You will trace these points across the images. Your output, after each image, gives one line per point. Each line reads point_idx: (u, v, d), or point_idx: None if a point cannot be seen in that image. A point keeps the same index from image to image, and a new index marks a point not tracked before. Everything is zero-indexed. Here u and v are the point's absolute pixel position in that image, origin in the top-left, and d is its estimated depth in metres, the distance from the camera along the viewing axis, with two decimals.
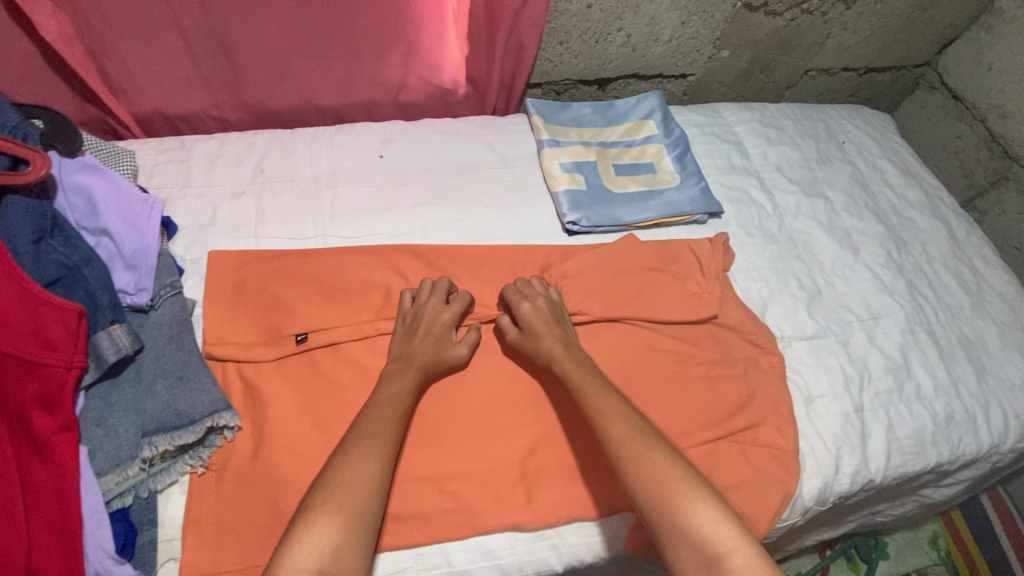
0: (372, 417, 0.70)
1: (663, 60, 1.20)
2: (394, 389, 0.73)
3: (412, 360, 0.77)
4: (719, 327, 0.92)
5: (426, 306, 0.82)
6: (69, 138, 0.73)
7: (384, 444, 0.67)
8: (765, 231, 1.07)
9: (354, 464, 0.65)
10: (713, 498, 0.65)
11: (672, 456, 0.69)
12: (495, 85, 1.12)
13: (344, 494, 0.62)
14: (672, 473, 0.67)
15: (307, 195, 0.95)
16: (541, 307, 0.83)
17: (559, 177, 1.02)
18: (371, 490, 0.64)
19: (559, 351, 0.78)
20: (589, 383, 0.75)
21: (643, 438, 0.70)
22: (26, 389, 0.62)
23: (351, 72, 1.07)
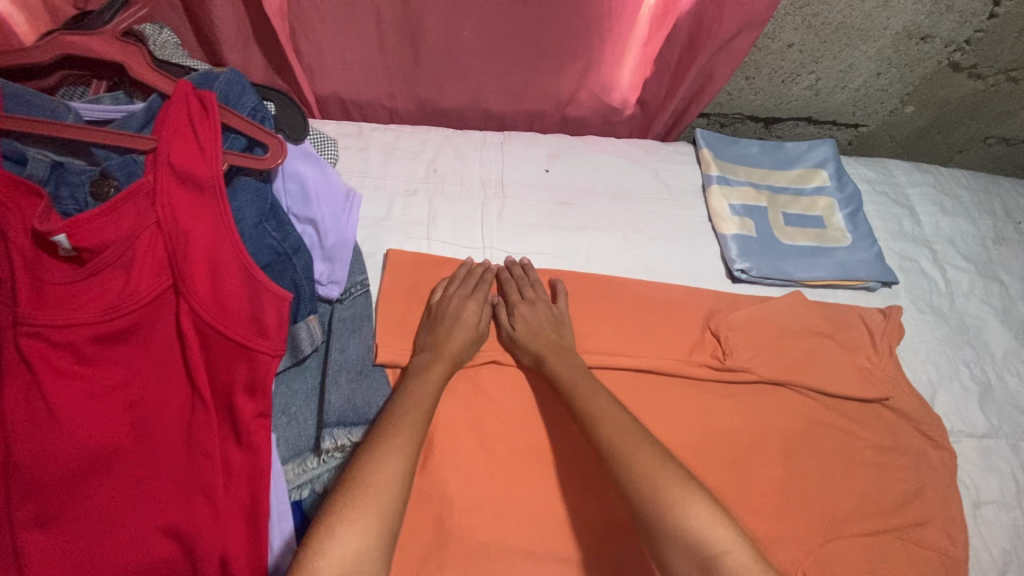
0: (399, 412, 0.64)
1: (842, 107, 1.13)
2: (422, 385, 0.68)
3: (446, 353, 0.73)
4: (888, 409, 0.86)
5: (450, 302, 0.78)
6: (297, 125, 0.75)
7: (410, 438, 0.61)
8: (935, 308, 1.00)
9: (384, 456, 0.59)
10: (676, 479, 0.61)
11: (629, 445, 0.64)
12: (668, 111, 1.08)
13: (367, 495, 0.55)
14: (637, 466, 0.62)
15: (476, 201, 0.94)
16: (540, 309, 0.80)
17: (728, 220, 0.98)
18: (396, 487, 0.57)
19: (546, 350, 0.76)
20: (576, 388, 0.71)
21: (608, 435, 0.66)
22: (237, 371, 0.62)
23: (527, 80, 1.05)
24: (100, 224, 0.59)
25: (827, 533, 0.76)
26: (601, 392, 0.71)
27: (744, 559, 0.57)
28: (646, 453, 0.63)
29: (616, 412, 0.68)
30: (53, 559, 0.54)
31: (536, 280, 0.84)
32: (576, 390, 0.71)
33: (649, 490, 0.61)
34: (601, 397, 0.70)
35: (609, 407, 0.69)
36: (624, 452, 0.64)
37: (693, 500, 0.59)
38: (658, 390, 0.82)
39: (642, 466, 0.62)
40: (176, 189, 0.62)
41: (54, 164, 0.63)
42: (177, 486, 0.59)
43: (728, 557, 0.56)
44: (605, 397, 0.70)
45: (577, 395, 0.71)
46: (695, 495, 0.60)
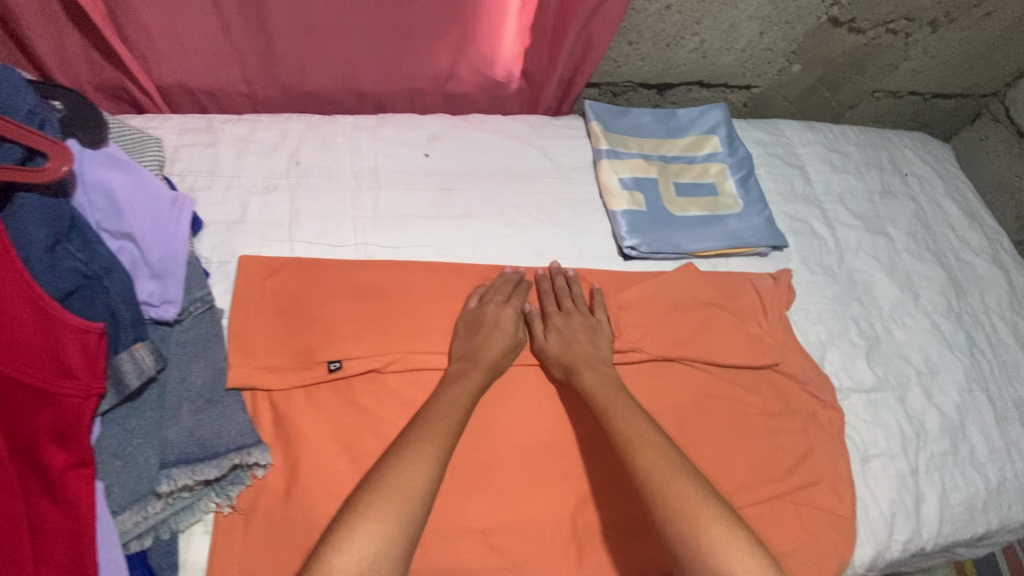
0: (428, 413, 0.65)
1: (731, 69, 1.11)
2: (453, 394, 0.68)
3: (486, 364, 0.73)
4: (780, 375, 0.87)
5: (485, 308, 0.78)
6: (92, 127, 0.67)
7: (439, 438, 0.62)
8: (826, 267, 1.01)
9: (408, 463, 0.59)
10: (720, 521, 0.60)
11: (667, 474, 0.63)
12: (554, 83, 1.02)
13: (392, 489, 0.57)
14: (674, 504, 0.61)
15: (345, 194, 0.86)
16: (575, 321, 0.80)
17: (618, 195, 0.95)
18: (421, 489, 0.58)
19: (579, 364, 0.76)
20: (607, 408, 0.70)
21: (641, 459, 0.65)
22: (39, 420, 0.55)
23: (398, 56, 0.96)
24: None
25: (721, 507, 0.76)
26: (636, 413, 0.69)
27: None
28: (689, 488, 0.62)
29: (653, 433, 0.67)
30: None
31: (577, 292, 0.84)
32: (607, 408, 0.71)
33: (687, 527, 0.60)
34: (637, 417, 0.69)
35: (641, 424, 0.68)
36: (662, 483, 0.63)
37: (733, 543, 0.58)
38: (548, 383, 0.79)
39: (677, 493, 0.62)
40: None
41: None
42: None
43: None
44: (644, 422, 0.69)
45: (610, 413, 0.70)
46: (732, 538, 0.59)
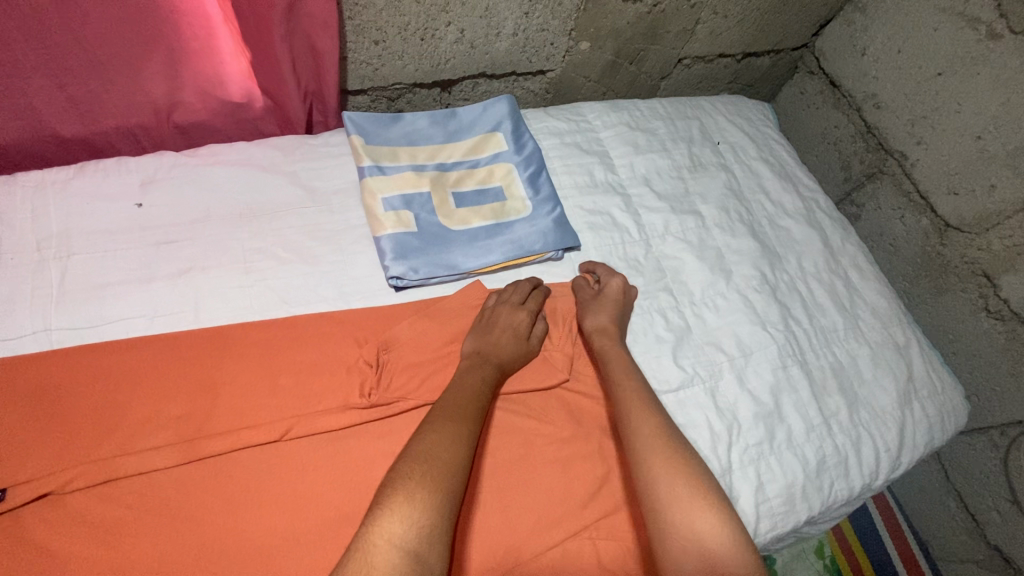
0: (447, 404, 0.66)
1: (511, 56, 1.02)
2: (471, 381, 0.70)
3: (468, 352, 0.75)
4: (572, 394, 0.80)
5: (499, 309, 0.79)
6: None
7: (464, 423, 0.64)
8: (630, 260, 0.94)
9: (441, 437, 0.61)
10: (702, 495, 0.63)
11: (667, 444, 0.67)
12: (299, 98, 0.89)
13: (432, 465, 0.58)
14: (664, 469, 0.65)
15: (26, 272, 0.71)
16: (614, 295, 0.84)
17: (382, 218, 0.84)
18: (459, 462, 0.60)
19: (610, 336, 0.80)
20: (620, 377, 0.75)
21: (641, 433, 0.68)
22: None
23: (95, 92, 0.81)
24: None
25: (505, 559, 0.67)
26: (644, 385, 0.75)
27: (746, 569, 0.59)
28: (686, 460, 0.66)
29: (657, 406, 0.72)
30: None
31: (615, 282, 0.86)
32: (620, 379, 0.75)
33: (677, 494, 0.63)
34: (644, 390, 0.74)
35: (643, 398, 0.72)
36: (659, 454, 0.66)
37: (715, 518, 0.61)
38: (289, 460, 0.66)
39: (667, 468, 0.64)
40: None
41: None
42: None
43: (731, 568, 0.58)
44: (647, 394, 0.74)
45: (619, 381, 0.75)
46: (716, 511, 0.62)
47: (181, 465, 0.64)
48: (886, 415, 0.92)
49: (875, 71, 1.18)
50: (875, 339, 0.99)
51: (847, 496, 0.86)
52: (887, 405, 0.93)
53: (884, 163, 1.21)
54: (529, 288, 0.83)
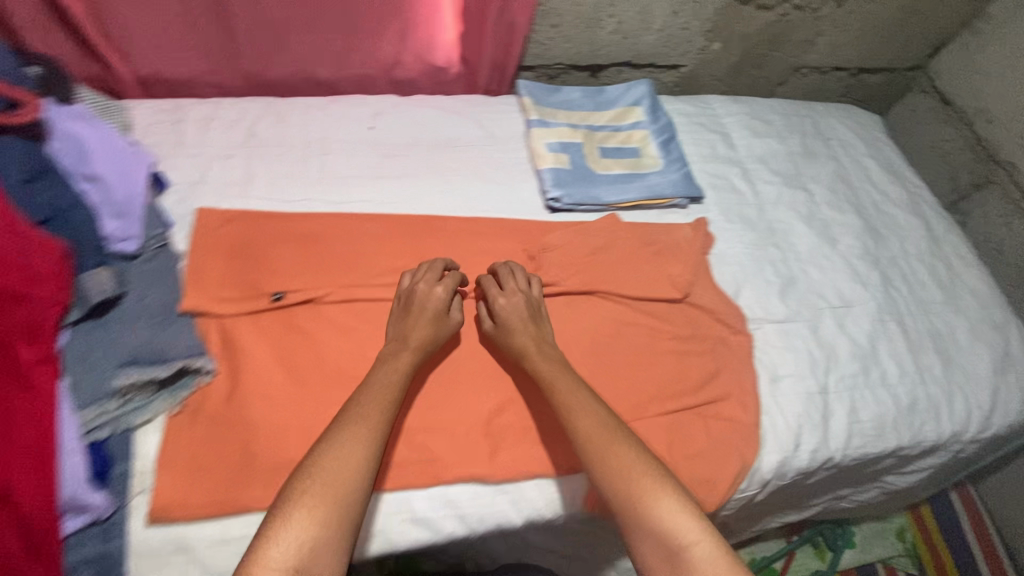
0: (359, 403, 0.69)
1: (655, 49, 1.23)
2: (386, 375, 0.73)
3: (405, 340, 0.78)
4: (691, 306, 0.94)
5: (416, 285, 0.83)
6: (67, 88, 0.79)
7: (375, 420, 0.68)
8: (744, 218, 1.09)
9: (340, 445, 0.65)
10: (647, 480, 0.67)
11: (609, 441, 0.71)
12: (487, 65, 1.15)
13: (320, 482, 0.62)
14: (611, 464, 0.69)
15: (296, 160, 0.98)
16: (517, 301, 0.84)
17: (545, 156, 1.05)
18: (353, 476, 0.63)
19: (529, 346, 0.80)
20: (553, 384, 0.77)
21: (586, 438, 0.72)
22: (14, 315, 0.64)
23: (347, 46, 1.09)
24: None
25: (631, 413, 0.83)
26: (584, 389, 0.76)
27: (708, 548, 0.63)
28: (627, 451, 0.70)
29: (596, 409, 0.74)
30: None
31: (523, 277, 0.87)
32: (555, 388, 0.76)
33: (628, 498, 0.67)
34: (581, 396, 0.75)
35: (597, 411, 0.74)
36: (614, 462, 0.69)
37: (666, 500, 0.66)
38: (470, 315, 0.88)
39: (622, 465, 0.69)
40: None
41: None
42: None
43: (694, 548, 0.63)
44: (585, 391, 0.76)
45: (558, 390, 0.76)
46: (665, 493, 0.66)
47: (396, 301, 0.86)
48: (981, 379, 0.99)
49: (988, 88, 1.28)
50: (975, 315, 1.07)
51: (936, 441, 0.94)
52: (983, 371, 1.00)
53: (992, 173, 1.30)
54: (442, 266, 0.86)
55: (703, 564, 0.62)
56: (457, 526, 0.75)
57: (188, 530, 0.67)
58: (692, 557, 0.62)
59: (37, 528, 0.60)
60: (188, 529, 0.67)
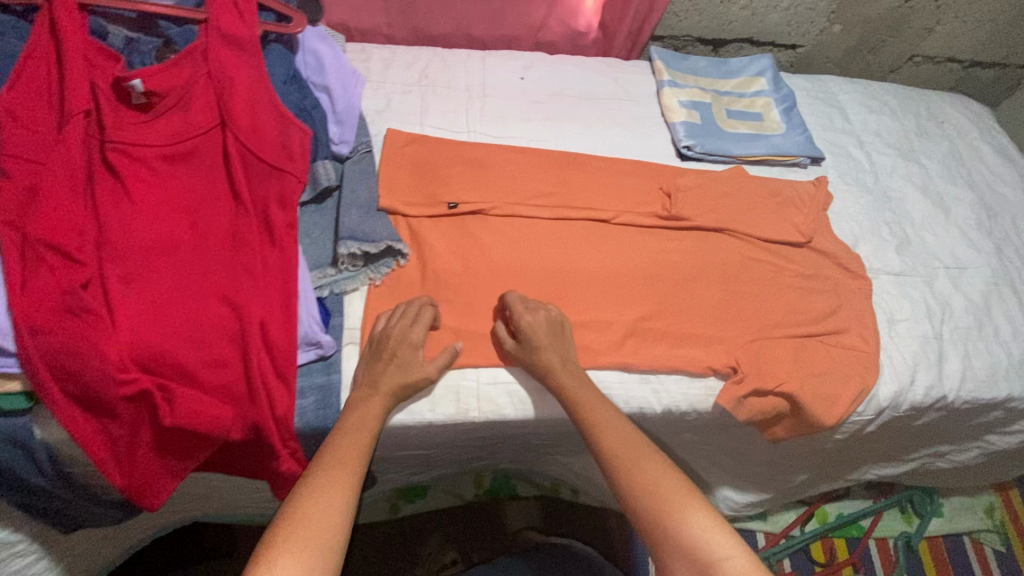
0: (329, 451, 0.65)
1: (778, 28, 1.32)
2: (362, 420, 0.70)
3: (373, 383, 0.73)
4: (814, 251, 1.02)
5: (390, 326, 0.78)
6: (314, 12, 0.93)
7: (354, 465, 0.64)
8: (861, 182, 1.16)
9: (321, 491, 0.60)
10: (678, 492, 0.61)
11: (631, 455, 0.65)
12: (625, 32, 1.26)
13: (306, 528, 0.56)
14: (635, 481, 0.63)
15: (462, 99, 1.12)
16: (542, 320, 0.80)
17: (677, 111, 1.15)
18: (336, 522, 0.58)
19: (557, 363, 0.76)
20: (578, 397, 0.73)
21: (604, 443, 0.67)
22: (272, 186, 0.79)
23: (503, 7, 1.21)
24: (166, 74, 0.78)
25: (760, 329, 0.92)
26: (604, 402, 0.72)
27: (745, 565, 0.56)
28: (652, 462, 0.64)
29: (616, 424, 0.69)
30: (138, 304, 0.70)
31: (528, 304, 0.82)
32: (581, 402, 0.72)
33: (653, 516, 0.60)
34: (602, 412, 0.71)
35: (609, 425, 0.69)
36: (643, 475, 0.63)
37: (696, 511, 0.59)
38: (614, 236, 0.98)
39: (640, 485, 0.62)
40: (224, 49, 0.80)
41: (129, 39, 0.82)
42: (222, 270, 0.76)
43: (727, 565, 0.56)
44: (608, 407, 0.72)
45: (580, 408, 0.72)
46: (696, 507, 0.60)
47: (551, 220, 0.98)
48: None
49: None
50: None
51: None
52: None
53: None
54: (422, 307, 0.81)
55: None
56: None
57: None
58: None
59: (292, 350, 0.75)
60: None
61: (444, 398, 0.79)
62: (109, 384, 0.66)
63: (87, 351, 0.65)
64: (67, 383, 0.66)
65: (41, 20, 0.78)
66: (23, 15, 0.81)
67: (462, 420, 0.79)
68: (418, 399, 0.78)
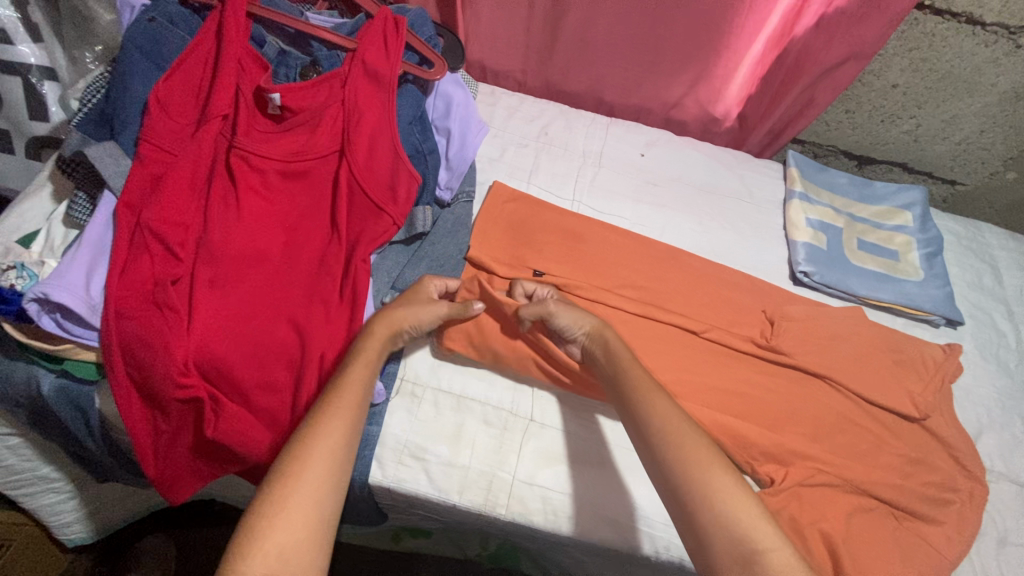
0: (330, 391, 0.63)
1: (940, 160, 1.18)
2: (362, 362, 0.67)
3: (390, 316, 0.72)
4: (924, 430, 0.88)
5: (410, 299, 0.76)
6: (456, 60, 0.96)
7: (345, 422, 0.60)
8: (1001, 360, 1.00)
9: (320, 435, 0.58)
10: (726, 477, 0.58)
11: (681, 435, 0.62)
12: (764, 129, 1.17)
13: (300, 478, 0.54)
14: (687, 457, 0.60)
15: (576, 164, 1.08)
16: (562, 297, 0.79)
17: (801, 229, 1.05)
18: (335, 467, 0.57)
19: (614, 346, 0.74)
20: (630, 378, 0.69)
21: (654, 416, 0.64)
22: (369, 224, 0.80)
23: (642, 80, 1.16)
24: (303, 93, 0.79)
25: (851, 507, 0.79)
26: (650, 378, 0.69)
27: (788, 561, 0.53)
28: (701, 450, 0.60)
29: (665, 405, 0.65)
30: (213, 310, 0.71)
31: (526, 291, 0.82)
32: (632, 378, 0.69)
33: (701, 492, 0.57)
34: (651, 387, 0.67)
35: (664, 402, 0.66)
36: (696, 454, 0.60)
37: (745, 503, 0.56)
38: (700, 351, 0.90)
39: (698, 459, 0.60)
40: (362, 82, 0.82)
41: (281, 50, 0.86)
42: (300, 294, 0.76)
43: (771, 556, 0.53)
44: (654, 383, 0.68)
45: (631, 381, 0.68)
46: (745, 499, 0.57)
47: (636, 315, 0.91)
48: None
49: None
50: None
51: None
52: None
53: None
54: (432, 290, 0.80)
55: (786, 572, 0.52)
56: (642, 543, 0.74)
57: (425, 444, 0.76)
58: (771, 566, 0.52)
59: None
60: (426, 443, 0.76)
61: (476, 484, 0.75)
62: (169, 385, 0.66)
63: (157, 346, 0.66)
64: (133, 368, 0.68)
65: (211, 19, 0.82)
66: (198, 11, 0.88)
67: (488, 514, 0.74)
68: (450, 477, 0.75)
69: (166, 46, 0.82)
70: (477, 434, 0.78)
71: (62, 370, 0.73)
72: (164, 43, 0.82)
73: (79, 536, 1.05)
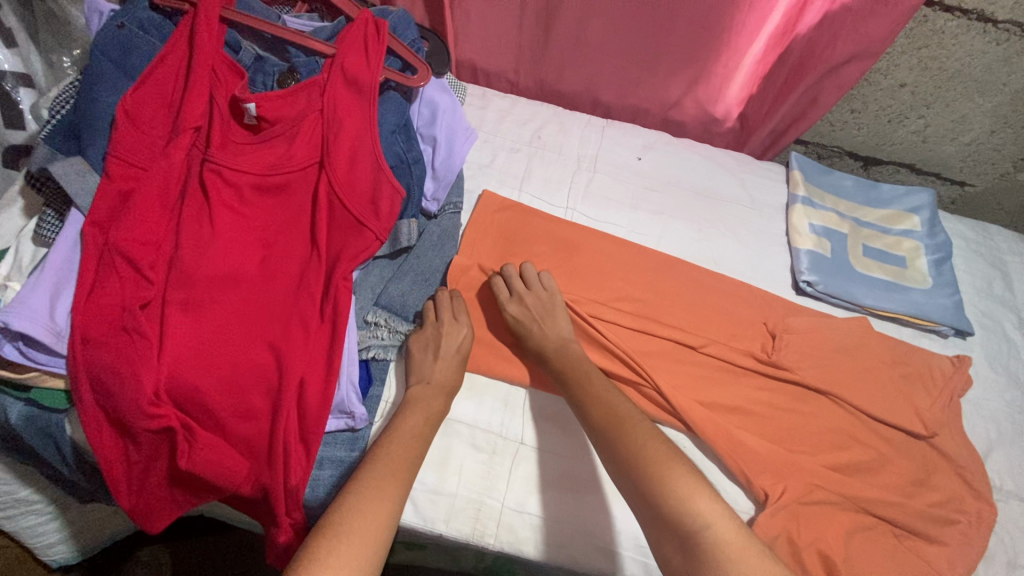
0: (382, 451, 0.64)
1: (949, 160, 1.13)
2: (411, 422, 0.69)
3: (435, 381, 0.74)
4: (931, 447, 0.85)
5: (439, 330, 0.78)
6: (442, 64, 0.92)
7: (397, 484, 0.61)
8: (1011, 372, 0.96)
9: (374, 493, 0.58)
10: (659, 446, 0.62)
11: (619, 420, 0.66)
12: (766, 130, 1.13)
13: (351, 533, 0.54)
14: (627, 440, 0.64)
15: (570, 169, 1.04)
16: (529, 300, 0.82)
17: (805, 236, 1.01)
18: (384, 527, 0.56)
19: (549, 347, 0.78)
20: (588, 383, 0.73)
21: (597, 407, 0.69)
22: (349, 240, 0.76)
23: (639, 80, 1.11)
24: (280, 103, 0.75)
25: (853, 529, 0.75)
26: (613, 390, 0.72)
27: (730, 533, 0.54)
28: (636, 429, 0.65)
29: (614, 398, 0.70)
30: (186, 334, 0.68)
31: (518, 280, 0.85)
32: (589, 381, 0.73)
33: (644, 466, 0.60)
34: (607, 391, 0.71)
35: (613, 399, 0.70)
36: (632, 437, 0.64)
37: (682, 478, 0.58)
38: (698, 368, 0.87)
39: (637, 436, 0.64)
40: (342, 90, 0.78)
41: (257, 56, 0.82)
42: (278, 316, 0.73)
43: (711, 530, 0.54)
44: (610, 386, 0.72)
45: (586, 391, 0.72)
46: (671, 460, 0.60)
47: (632, 329, 0.88)
48: None
49: None
50: None
51: None
52: None
53: None
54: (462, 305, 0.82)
55: (721, 543, 0.53)
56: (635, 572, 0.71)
57: None
58: (707, 542, 0.53)
59: (322, 422, 0.71)
60: None
61: (463, 512, 0.72)
62: (138, 416, 0.63)
63: (125, 376, 0.63)
64: (101, 397, 0.65)
65: (183, 25, 0.78)
66: (171, 16, 0.84)
67: (476, 543, 0.71)
68: (437, 506, 0.72)
69: (135, 54, 0.78)
70: (465, 459, 0.75)
71: (30, 398, 0.70)
72: (134, 50, 0.78)
73: (63, 557, 1.04)
